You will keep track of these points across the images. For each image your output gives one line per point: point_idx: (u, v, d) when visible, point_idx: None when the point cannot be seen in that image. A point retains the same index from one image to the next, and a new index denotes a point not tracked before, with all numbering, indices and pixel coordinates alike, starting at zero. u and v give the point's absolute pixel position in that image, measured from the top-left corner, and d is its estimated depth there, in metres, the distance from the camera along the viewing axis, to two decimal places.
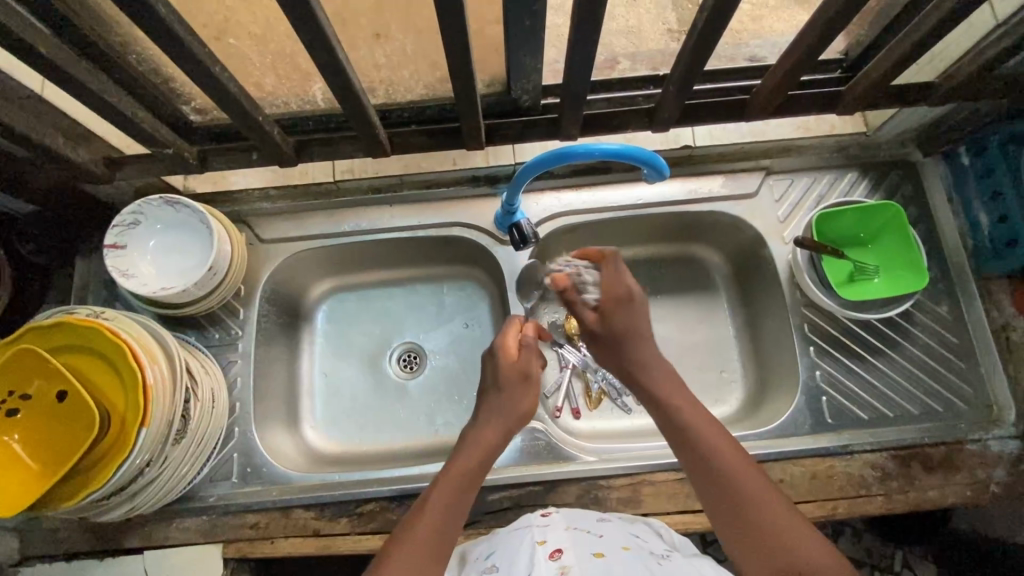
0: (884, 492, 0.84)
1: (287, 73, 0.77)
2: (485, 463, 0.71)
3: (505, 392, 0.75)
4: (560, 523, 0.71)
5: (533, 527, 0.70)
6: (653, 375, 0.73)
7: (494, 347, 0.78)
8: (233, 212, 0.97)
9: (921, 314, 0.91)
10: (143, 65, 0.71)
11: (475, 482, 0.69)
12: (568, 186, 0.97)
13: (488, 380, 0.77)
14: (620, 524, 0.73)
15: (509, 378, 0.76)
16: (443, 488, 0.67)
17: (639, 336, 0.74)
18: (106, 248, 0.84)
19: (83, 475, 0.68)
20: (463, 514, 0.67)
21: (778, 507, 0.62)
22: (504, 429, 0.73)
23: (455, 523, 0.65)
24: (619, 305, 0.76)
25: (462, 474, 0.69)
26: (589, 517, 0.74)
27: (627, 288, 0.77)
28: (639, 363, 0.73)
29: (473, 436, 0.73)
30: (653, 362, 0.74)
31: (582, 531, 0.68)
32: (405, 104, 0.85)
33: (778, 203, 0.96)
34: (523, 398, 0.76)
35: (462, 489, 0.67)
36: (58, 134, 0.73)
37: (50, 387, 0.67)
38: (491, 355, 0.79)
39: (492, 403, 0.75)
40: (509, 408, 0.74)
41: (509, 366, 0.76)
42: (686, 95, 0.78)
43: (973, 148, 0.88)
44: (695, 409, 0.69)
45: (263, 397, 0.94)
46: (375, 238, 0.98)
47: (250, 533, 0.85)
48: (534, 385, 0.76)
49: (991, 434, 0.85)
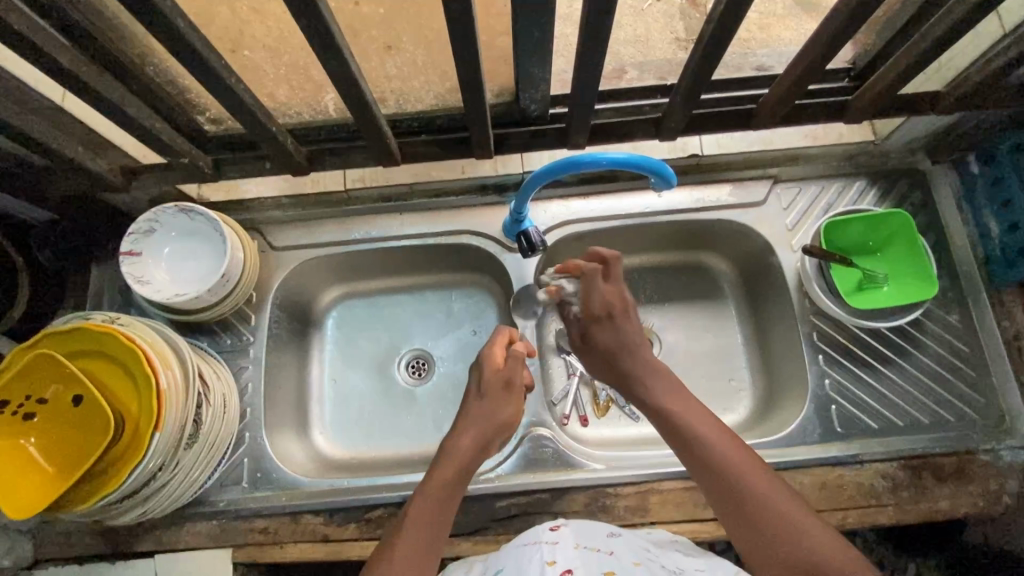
0: (895, 502, 0.83)
1: (299, 84, 0.78)
2: (465, 471, 0.73)
3: (487, 399, 0.79)
4: (570, 539, 0.71)
5: (544, 543, 0.70)
6: (650, 387, 0.76)
7: (481, 358, 0.83)
8: (247, 219, 0.99)
9: (932, 324, 0.90)
10: (161, 77, 0.73)
11: (457, 490, 0.72)
12: (576, 194, 0.98)
13: (470, 391, 0.82)
14: (630, 539, 0.73)
15: (493, 386, 0.80)
16: (426, 498, 0.69)
17: (629, 349, 0.79)
18: (123, 255, 0.85)
19: (98, 478, 0.70)
20: (449, 518, 0.69)
21: (778, 496, 0.65)
22: (481, 435, 0.76)
23: (439, 527, 0.68)
24: (599, 324, 0.82)
25: (442, 483, 0.71)
26: (599, 531, 0.74)
27: (608, 306, 0.82)
28: (632, 373, 0.78)
29: (450, 445, 0.75)
30: (647, 367, 0.78)
31: (592, 549, 0.68)
32: (414, 113, 0.86)
33: (785, 211, 0.96)
34: (503, 408, 0.80)
35: (445, 498, 0.70)
36: (78, 144, 0.75)
37: (66, 392, 0.69)
38: (478, 366, 0.83)
39: (473, 412, 0.78)
40: (486, 416, 0.78)
41: (493, 374, 0.81)
42: (694, 104, 0.79)
43: (983, 156, 0.90)
44: (697, 414, 0.72)
45: (274, 403, 0.95)
46: (384, 246, 0.99)
47: (260, 537, 0.86)
48: (512, 396, 0.81)
49: (1002, 444, 0.84)
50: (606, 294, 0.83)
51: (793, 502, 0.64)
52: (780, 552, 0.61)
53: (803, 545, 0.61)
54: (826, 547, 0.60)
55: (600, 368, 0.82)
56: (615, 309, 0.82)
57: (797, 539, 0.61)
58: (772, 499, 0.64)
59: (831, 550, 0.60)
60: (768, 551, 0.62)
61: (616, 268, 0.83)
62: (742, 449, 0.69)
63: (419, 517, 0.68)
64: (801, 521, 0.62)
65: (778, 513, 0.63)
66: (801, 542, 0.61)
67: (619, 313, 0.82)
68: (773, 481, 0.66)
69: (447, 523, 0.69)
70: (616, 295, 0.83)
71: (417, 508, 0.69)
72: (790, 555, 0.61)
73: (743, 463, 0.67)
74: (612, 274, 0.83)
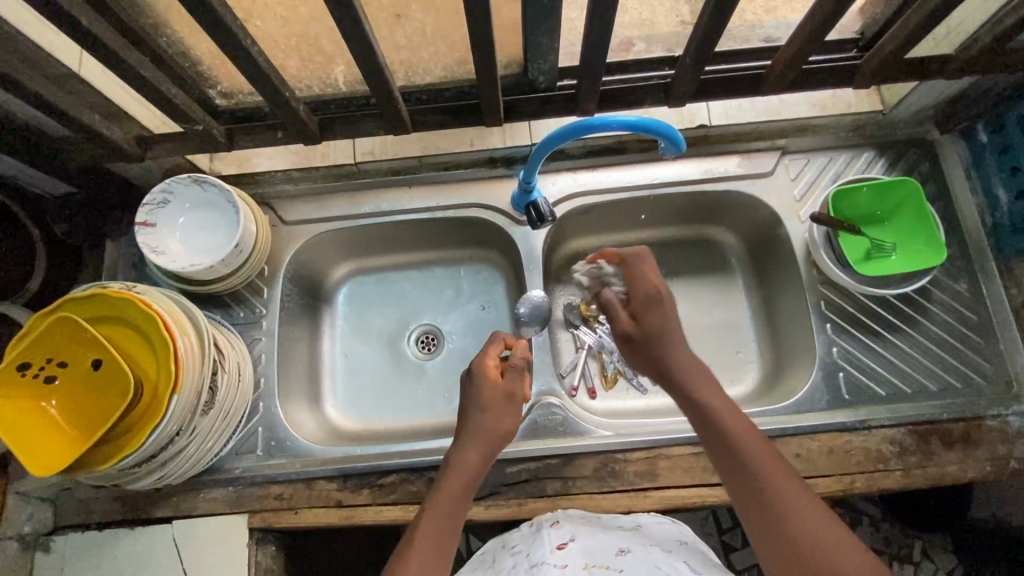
0: (902, 467, 0.84)
1: (310, 54, 0.79)
2: (469, 485, 0.73)
3: (489, 411, 0.77)
4: (578, 559, 0.68)
5: (551, 566, 0.66)
6: (694, 383, 0.73)
7: (473, 368, 0.81)
8: (259, 194, 1.00)
9: (940, 292, 0.91)
10: (174, 47, 0.74)
11: (464, 502, 0.72)
12: (584, 166, 0.98)
13: (469, 401, 0.79)
14: (642, 554, 0.69)
15: (494, 398, 0.78)
16: (435, 512, 0.70)
17: (674, 342, 0.76)
18: (138, 225, 0.87)
19: (119, 439, 0.71)
20: (456, 531, 0.70)
21: (814, 513, 0.61)
22: (485, 449, 0.75)
23: (447, 541, 0.68)
24: (649, 307, 0.79)
25: (451, 495, 0.71)
26: (608, 547, 0.69)
27: (655, 288, 0.80)
28: (676, 367, 0.75)
29: (457, 457, 0.75)
30: (691, 367, 0.75)
31: (601, 570, 0.66)
32: (424, 86, 0.86)
33: (794, 182, 0.96)
34: (503, 421, 0.78)
35: (453, 512, 0.70)
36: (94, 112, 0.76)
37: (86, 355, 0.70)
38: (471, 379, 0.81)
39: (473, 425, 0.76)
40: (489, 431, 0.76)
41: (491, 388, 0.79)
42: (701, 71, 0.79)
43: (991, 124, 0.88)
44: (737, 418, 0.69)
45: (287, 374, 0.96)
46: (394, 220, 1.00)
47: (276, 503, 0.87)
48: (507, 404, 0.79)
49: (1010, 409, 0.85)
50: (648, 279, 0.82)
51: (829, 522, 0.61)
52: (809, 575, 0.58)
53: (831, 567, 0.58)
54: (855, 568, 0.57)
55: (646, 365, 0.79)
56: (663, 293, 0.80)
57: (826, 560, 0.58)
58: (805, 516, 0.61)
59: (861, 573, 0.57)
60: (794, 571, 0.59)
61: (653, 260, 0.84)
62: (780, 463, 0.66)
63: (429, 531, 0.68)
64: (836, 541, 0.59)
65: (814, 527, 0.60)
66: (832, 563, 0.58)
67: (667, 297, 0.80)
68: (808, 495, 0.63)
69: (456, 532, 0.70)
70: (659, 281, 0.82)
71: (428, 519, 0.69)
72: None
73: (779, 474, 0.64)
74: (651, 261, 0.83)
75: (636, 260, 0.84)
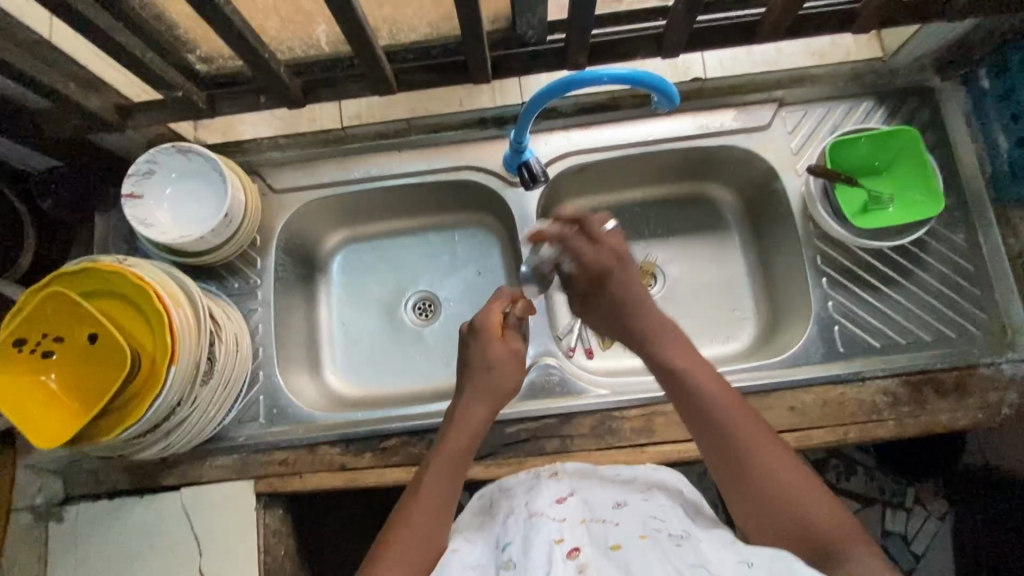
0: (895, 417, 0.85)
1: (290, 14, 0.76)
2: (474, 441, 0.75)
3: (495, 367, 0.78)
4: (575, 513, 0.65)
5: (550, 518, 0.63)
6: (660, 343, 0.74)
7: (478, 326, 0.80)
8: (245, 161, 0.98)
9: (936, 243, 0.90)
10: (147, 10, 0.71)
11: (467, 460, 0.74)
12: (578, 125, 0.96)
13: (474, 360, 0.79)
14: (638, 507, 0.67)
15: (499, 354, 0.79)
16: (438, 473, 0.71)
17: (637, 305, 0.77)
18: (124, 197, 0.86)
19: (119, 411, 0.71)
20: (460, 487, 0.72)
21: (796, 474, 0.64)
22: (493, 407, 0.77)
23: (450, 496, 0.70)
24: (602, 282, 0.79)
25: (453, 454, 0.73)
26: (605, 503, 0.68)
27: (603, 265, 0.78)
28: (641, 327, 0.76)
29: (461, 414, 0.76)
30: (657, 325, 0.76)
31: (598, 523, 0.63)
32: (409, 45, 0.83)
33: (791, 134, 0.94)
34: (512, 375, 0.79)
35: (455, 470, 0.72)
36: (70, 81, 0.74)
37: (82, 330, 0.70)
38: (474, 336, 0.80)
39: (483, 382, 0.77)
40: (497, 386, 0.77)
41: (496, 343, 0.79)
42: (696, 15, 0.76)
43: (994, 68, 0.87)
44: (711, 378, 0.71)
45: (284, 343, 0.96)
46: (385, 185, 0.98)
47: (279, 468, 0.89)
48: (511, 358, 0.79)
49: (1004, 357, 0.86)
50: (596, 256, 0.79)
51: (807, 479, 0.64)
52: (776, 517, 0.63)
53: (798, 511, 0.62)
54: (829, 521, 0.61)
55: (608, 322, 0.80)
56: (611, 267, 0.78)
57: (798, 509, 0.62)
58: (788, 479, 0.64)
59: (824, 516, 0.61)
60: (764, 518, 0.63)
61: (594, 226, 0.80)
62: (758, 424, 0.68)
63: (431, 489, 0.70)
64: (806, 498, 0.62)
65: (785, 480, 0.64)
66: (800, 508, 0.62)
67: (617, 267, 0.78)
68: (784, 452, 0.66)
69: (457, 490, 0.71)
70: (607, 253, 0.79)
71: (431, 481, 0.71)
72: (794, 523, 0.62)
73: (750, 430, 0.67)
74: (594, 233, 0.80)
75: (577, 234, 0.81)
